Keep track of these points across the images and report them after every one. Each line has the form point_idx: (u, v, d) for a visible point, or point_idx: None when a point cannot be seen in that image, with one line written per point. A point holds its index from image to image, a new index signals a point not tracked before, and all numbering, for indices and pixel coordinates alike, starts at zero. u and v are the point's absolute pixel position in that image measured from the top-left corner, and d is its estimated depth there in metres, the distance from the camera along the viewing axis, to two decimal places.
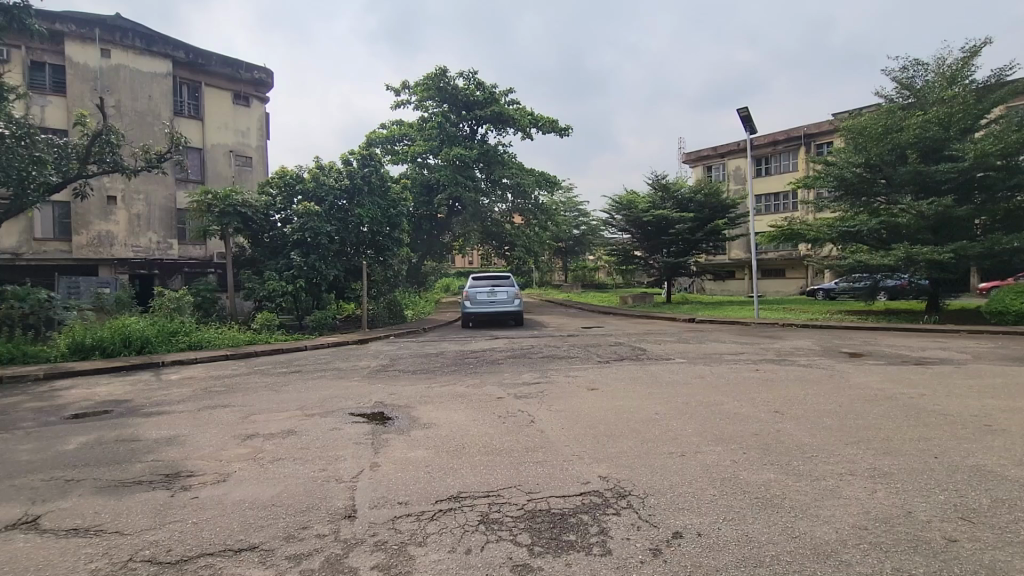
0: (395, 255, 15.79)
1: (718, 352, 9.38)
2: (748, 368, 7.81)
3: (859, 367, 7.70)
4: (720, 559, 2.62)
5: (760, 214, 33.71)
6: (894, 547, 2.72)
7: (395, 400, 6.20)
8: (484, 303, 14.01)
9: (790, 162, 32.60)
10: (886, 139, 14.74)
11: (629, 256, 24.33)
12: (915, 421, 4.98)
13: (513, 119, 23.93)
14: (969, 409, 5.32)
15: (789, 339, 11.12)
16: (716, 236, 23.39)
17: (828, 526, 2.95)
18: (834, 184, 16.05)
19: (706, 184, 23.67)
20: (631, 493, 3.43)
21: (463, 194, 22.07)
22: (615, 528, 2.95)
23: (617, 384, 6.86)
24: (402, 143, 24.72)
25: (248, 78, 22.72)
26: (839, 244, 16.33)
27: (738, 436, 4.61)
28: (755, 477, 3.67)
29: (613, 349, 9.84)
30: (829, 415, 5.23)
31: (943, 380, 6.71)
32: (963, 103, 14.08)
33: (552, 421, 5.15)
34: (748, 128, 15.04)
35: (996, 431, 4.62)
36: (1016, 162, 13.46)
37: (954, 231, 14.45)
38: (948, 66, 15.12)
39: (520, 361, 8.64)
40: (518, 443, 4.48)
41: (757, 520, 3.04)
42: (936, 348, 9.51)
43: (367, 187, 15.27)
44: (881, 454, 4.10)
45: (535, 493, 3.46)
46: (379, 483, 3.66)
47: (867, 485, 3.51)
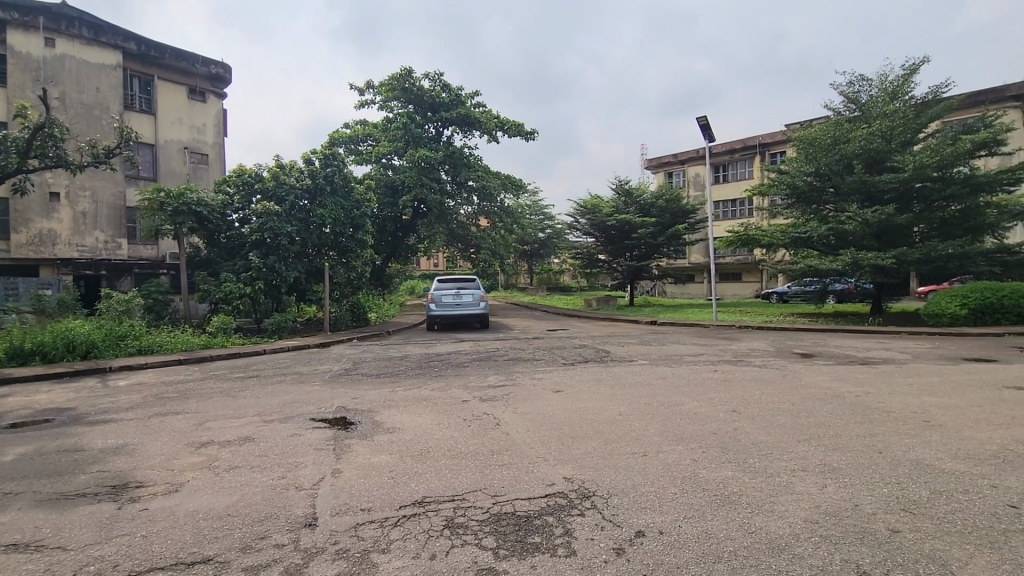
0: (358, 257, 15.54)
1: (678, 354, 9.63)
2: (707, 369, 8.04)
3: (809, 368, 8.04)
4: (681, 556, 2.70)
5: (718, 219, 34.86)
6: (842, 539, 2.86)
7: (358, 405, 6.09)
8: (449, 305, 13.93)
9: (747, 170, 33.79)
10: (834, 150, 15.49)
11: (593, 260, 24.96)
12: (861, 418, 5.24)
13: (479, 122, 23.89)
14: (908, 407, 5.64)
15: (745, 341, 11.52)
16: (677, 241, 24.00)
17: (782, 521, 3.08)
18: (786, 192, 16.80)
19: (667, 189, 24.21)
20: (596, 494, 3.48)
21: (429, 196, 21.82)
22: (580, 529, 2.99)
23: (582, 386, 6.93)
24: (366, 144, 24.41)
25: (205, 73, 21.96)
26: (791, 249, 17.05)
27: (698, 435, 4.74)
28: (714, 474, 3.79)
29: (577, 352, 9.94)
30: (783, 414, 5.44)
31: (886, 379, 7.07)
32: (903, 118, 14.96)
33: (517, 424, 5.16)
34: (707, 136, 15.52)
35: (934, 427, 4.91)
36: (951, 174, 14.38)
37: (896, 238, 15.30)
38: (890, 82, 16.00)
39: (485, 364, 8.63)
40: (483, 446, 4.49)
41: (716, 517, 3.13)
42: (880, 348, 10.04)
43: (330, 187, 14.93)
44: (830, 451, 4.30)
45: (500, 495, 3.47)
46: (341, 490, 3.59)
47: (818, 480, 3.67)
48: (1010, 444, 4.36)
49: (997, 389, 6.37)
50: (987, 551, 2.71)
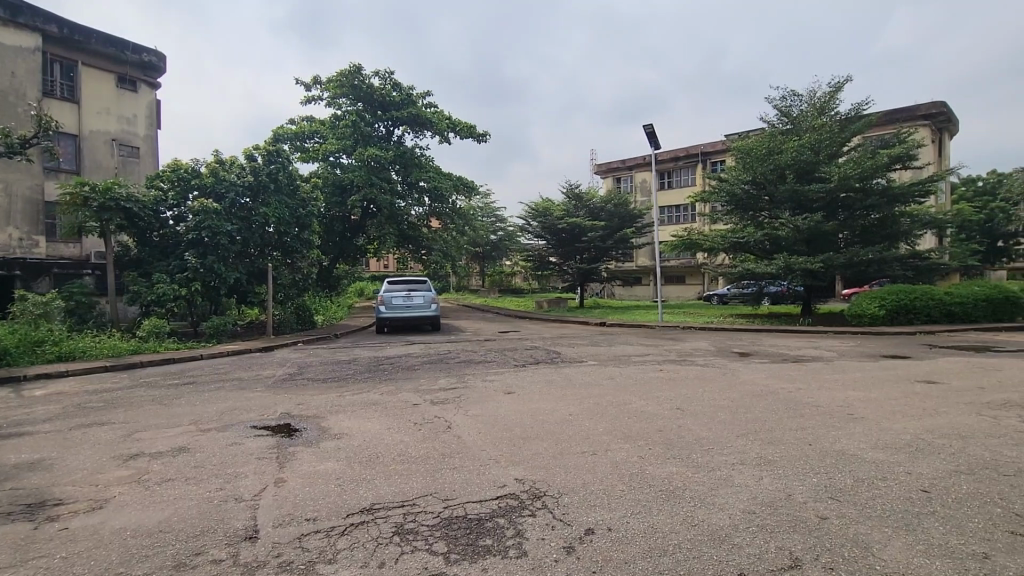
0: (304, 258, 15.06)
1: (626, 354, 9.88)
2: (653, 369, 8.30)
3: (747, 366, 8.45)
4: (628, 551, 2.77)
5: (663, 224, 36.12)
6: (777, 528, 3.03)
7: (304, 411, 5.88)
8: (400, 307, 13.70)
9: (690, 177, 35.22)
10: (769, 159, 16.38)
11: (544, 262, 25.34)
12: (793, 412, 5.57)
13: (430, 122, 23.60)
14: (834, 401, 6.05)
15: (688, 341, 11.99)
16: (626, 244, 24.61)
17: (723, 513, 3.22)
18: (726, 199, 17.65)
19: (616, 194, 24.78)
20: (546, 494, 3.53)
21: (379, 195, 21.38)
22: (531, 529, 3.02)
23: (532, 387, 6.99)
24: (313, 141, 23.78)
25: (137, 60, 20.64)
26: (730, 253, 17.87)
27: (644, 433, 4.90)
28: (658, 471, 3.93)
29: (528, 353, 10.00)
30: (723, 410, 5.70)
31: (814, 376, 7.55)
32: (829, 132, 16.04)
33: (468, 427, 5.14)
34: (653, 143, 16.04)
35: (857, 419, 5.29)
36: (871, 185, 15.54)
37: (823, 244, 16.37)
38: (818, 98, 17.07)
39: (437, 367, 8.56)
40: (433, 450, 4.45)
41: (662, 512, 3.24)
42: (810, 347, 10.71)
43: (274, 184, 14.33)
44: (766, 444, 4.55)
45: (451, 499, 3.45)
46: (284, 500, 3.46)
47: (756, 473, 3.87)
48: (921, 433, 4.76)
49: (909, 383, 6.96)
50: (903, 533, 2.95)
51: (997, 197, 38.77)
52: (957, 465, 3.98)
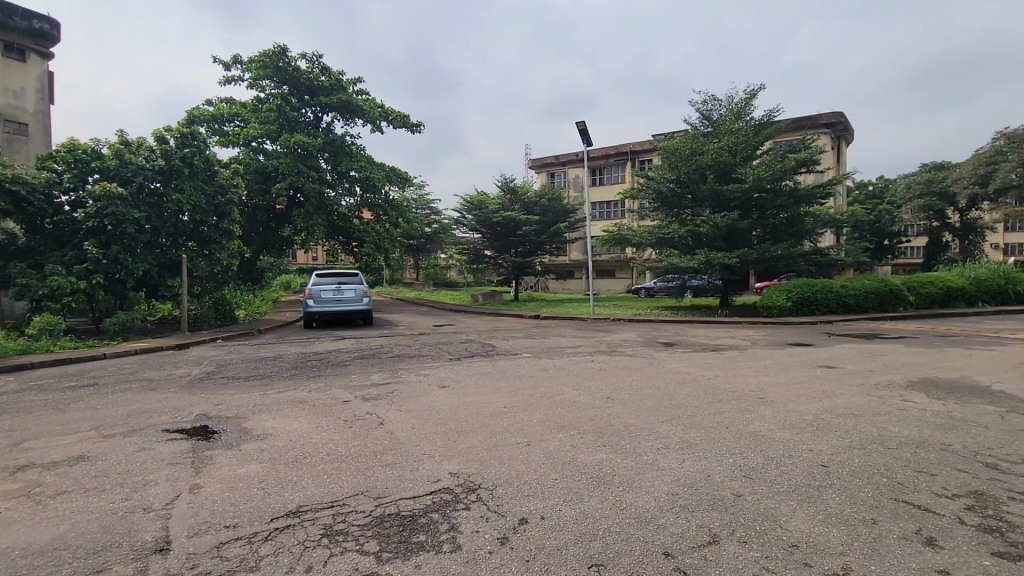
0: (223, 249, 14.17)
1: (559, 346, 10.09)
2: (585, 360, 8.54)
3: (670, 355, 8.92)
4: (561, 538, 2.85)
5: (594, 219, 37.20)
6: (697, 507, 3.23)
7: (223, 411, 5.55)
8: (329, 301, 13.19)
9: (620, 174, 36.50)
10: (692, 160, 17.30)
11: (479, 256, 25.32)
12: (711, 398, 5.95)
13: (361, 110, 22.76)
14: (747, 386, 6.52)
15: (618, 332, 12.45)
16: (559, 239, 25.07)
17: (648, 496, 3.39)
18: (652, 197, 18.50)
19: (549, 189, 25.27)
20: (481, 486, 3.55)
21: (306, 184, 20.40)
22: (465, 522, 3.03)
23: (467, 380, 6.99)
24: (233, 124, 22.36)
25: (25, 27, 18.37)
26: (657, 248, 18.72)
27: (576, 422, 5.03)
28: (590, 458, 4.06)
29: (463, 347, 9.98)
30: (649, 398, 5.99)
31: (731, 363, 8.09)
32: (745, 136, 17.12)
33: (401, 422, 5.06)
34: (585, 140, 16.42)
35: (767, 402, 5.74)
36: (781, 186, 16.78)
37: (740, 240, 17.51)
38: (735, 103, 18.11)
39: (368, 362, 8.34)
40: (365, 447, 4.33)
41: (593, 498, 3.36)
42: (727, 336, 11.45)
43: (189, 169, 13.31)
44: (687, 428, 4.82)
45: (384, 497, 3.38)
46: (200, 507, 3.25)
47: (679, 456, 4.11)
48: (821, 414, 5.24)
49: (812, 368, 7.63)
50: (806, 505, 3.25)
51: (884, 200, 43.38)
52: (851, 441, 4.42)
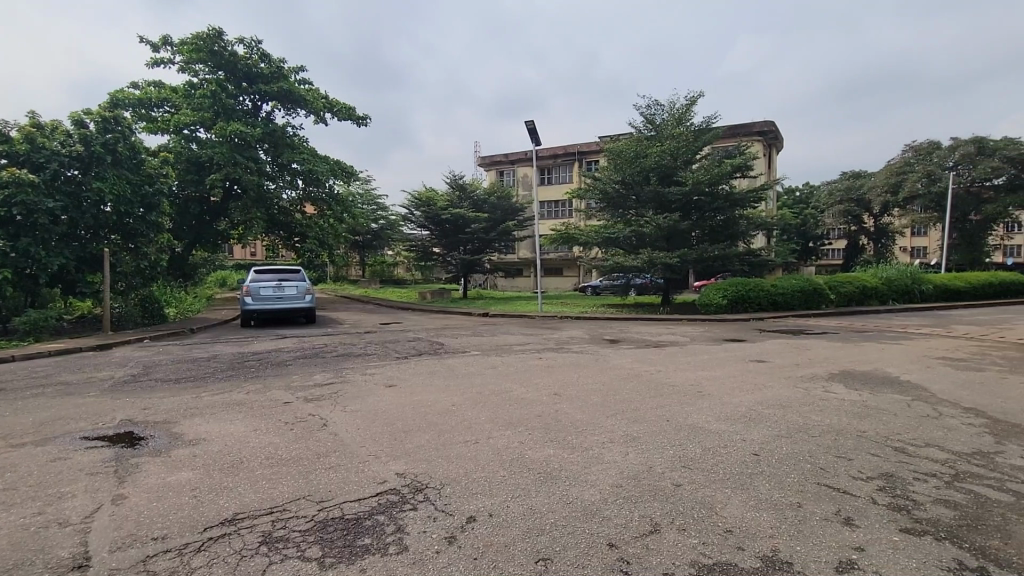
0: (151, 243, 13.26)
1: (508, 344, 10.16)
2: (533, 357, 8.65)
3: (615, 352, 9.18)
4: (508, 534, 2.88)
5: (542, 218, 37.64)
6: (640, 498, 3.35)
7: (152, 416, 5.21)
8: (269, 299, 12.64)
9: (568, 174, 37.15)
10: (636, 162, 17.88)
11: (427, 253, 25.03)
12: (653, 392, 6.18)
13: (304, 100, 21.90)
14: (687, 381, 6.82)
15: (565, 330, 12.66)
16: (508, 237, 25.15)
17: (593, 489, 3.48)
18: (599, 197, 18.97)
19: (498, 187, 25.35)
20: (429, 486, 3.53)
21: (243, 175, 19.39)
22: (412, 523, 3.00)
23: (414, 379, 6.90)
24: (162, 110, 21.01)
25: None
26: (603, 248, 19.20)
27: (524, 419, 5.09)
28: (538, 454, 4.12)
29: (410, 345, 9.84)
30: (595, 393, 6.15)
31: (671, 359, 8.42)
32: (686, 141, 17.82)
33: (346, 423, 4.94)
34: (534, 140, 16.57)
35: (704, 396, 6.03)
36: (718, 190, 17.59)
37: (680, 241, 18.23)
38: (677, 109, 18.75)
39: (311, 362, 8.07)
40: (308, 450, 4.19)
41: (540, 493, 3.41)
42: (669, 333, 11.91)
43: (112, 157, 12.35)
44: (631, 422, 4.99)
45: (327, 501, 3.29)
46: (124, 519, 3.04)
47: (623, 449, 4.24)
48: (753, 405, 5.57)
49: (745, 362, 8.06)
50: (740, 492, 3.44)
51: (809, 205, 46.47)
52: (780, 430, 4.72)
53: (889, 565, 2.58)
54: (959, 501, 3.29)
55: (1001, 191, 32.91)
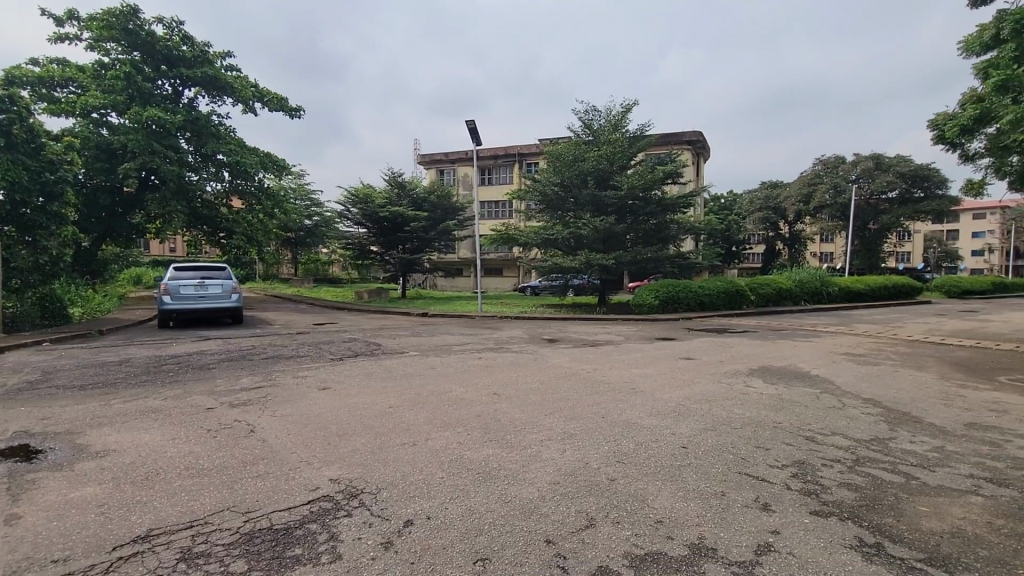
0: (52, 235, 12.01)
1: (447, 344, 10.09)
2: (472, 357, 8.65)
3: (554, 351, 9.35)
4: (446, 537, 2.87)
5: (482, 219, 37.68)
6: (576, 493, 3.44)
7: (53, 426, 4.74)
8: (189, 298, 11.79)
9: (508, 175, 37.42)
10: (574, 166, 18.33)
11: (364, 251, 24.31)
12: (590, 390, 6.36)
13: (231, 87, 20.63)
14: (621, 379, 7.06)
15: (504, 330, 12.73)
16: (448, 236, 24.92)
17: (531, 487, 3.54)
18: (538, 198, 19.27)
19: (438, 186, 25.09)
20: (364, 491, 3.44)
21: (162, 165, 17.97)
22: (345, 530, 2.92)
23: (350, 381, 6.69)
24: (67, 91, 19.19)
25: None
26: (542, 249, 19.50)
27: (463, 419, 5.09)
28: (477, 454, 4.12)
29: (346, 346, 9.53)
30: (534, 392, 6.24)
31: (607, 357, 8.70)
32: (621, 146, 18.41)
33: (276, 429, 4.72)
34: (474, 139, 16.51)
35: (637, 392, 6.27)
36: (651, 195, 18.33)
37: (615, 243, 18.84)
38: (613, 115, 19.34)
39: (238, 365, 7.64)
40: (233, 459, 3.97)
41: (478, 493, 3.42)
42: (605, 333, 12.26)
43: (4, 139, 11.05)
44: (568, 420, 5.10)
45: (253, 511, 3.13)
46: (16, 542, 2.74)
47: (560, 446, 4.33)
48: (682, 401, 5.86)
49: (675, 360, 8.46)
50: (669, 484, 3.60)
51: (733, 211, 49.48)
52: (706, 424, 4.99)
53: (800, 545, 2.80)
54: (859, 484, 3.62)
55: (895, 203, 36.54)
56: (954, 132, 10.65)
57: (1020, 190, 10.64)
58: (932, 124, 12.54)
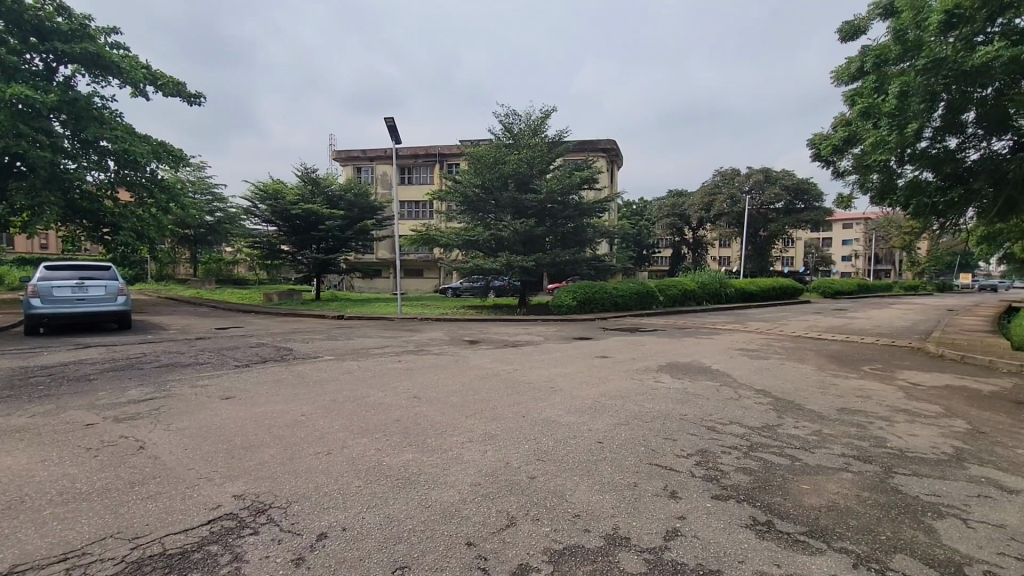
0: None
1: (364, 347, 9.76)
2: (392, 360, 8.46)
3: (474, 352, 9.37)
4: (363, 548, 2.77)
5: (402, 219, 36.93)
6: (497, 494, 3.47)
7: None
8: (64, 301, 10.44)
9: (428, 175, 36.99)
10: (495, 168, 18.49)
11: (274, 250, 22.89)
12: (510, 390, 6.44)
13: (118, 68, 18.58)
14: (541, 378, 7.19)
15: (425, 332, 12.56)
16: (365, 236, 24.10)
17: (452, 490, 3.51)
18: (459, 200, 19.22)
19: (355, 183, 24.14)
20: (272, 506, 3.23)
21: (29, 149, 15.72)
22: (251, 549, 2.73)
23: (256, 389, 6.25)
24: None
25: None
26: (463, 250, 19.48)
27: (382, 424, 4.96)
28: (396, 460, 4.02)
29: (253, 352, 8.92)
30: (454, 394, 6.21)
31: (527, 358, 8.85)
32: (541, 151, 18.79)
33: (172, 444, 4.31)
34: (393, 137, 16.12)
35: (556, 391, 6.44)
36: (568, 199, 18.86)
37: (535, 245, 19.21)
38: (533, 120, 19.69)
39: (126, 375, 6.90)
40: (117, 480, 3.57)
41: (397, 500, 3.34)
42: (525, 333, 12.47)
43: None
44: (488, 421, 5.12)
45: (143, 536, 2.84)
46: None
47: (481, 447, 4.34)
48: (598, 397, 6.09)
49: (592, 358, 8.80)
50: (586, 479, 3.73)
51: (644, 217, 52.35)
52: (619, 419, 5.24)
53: (703, 529, 3.01)
54: (752, 468, 3.98)
55: (782, 213, 40.53)
56: (828, 151, 11.96)
57: (880, 204, 12.16)
58: (811, 143, 13.98)
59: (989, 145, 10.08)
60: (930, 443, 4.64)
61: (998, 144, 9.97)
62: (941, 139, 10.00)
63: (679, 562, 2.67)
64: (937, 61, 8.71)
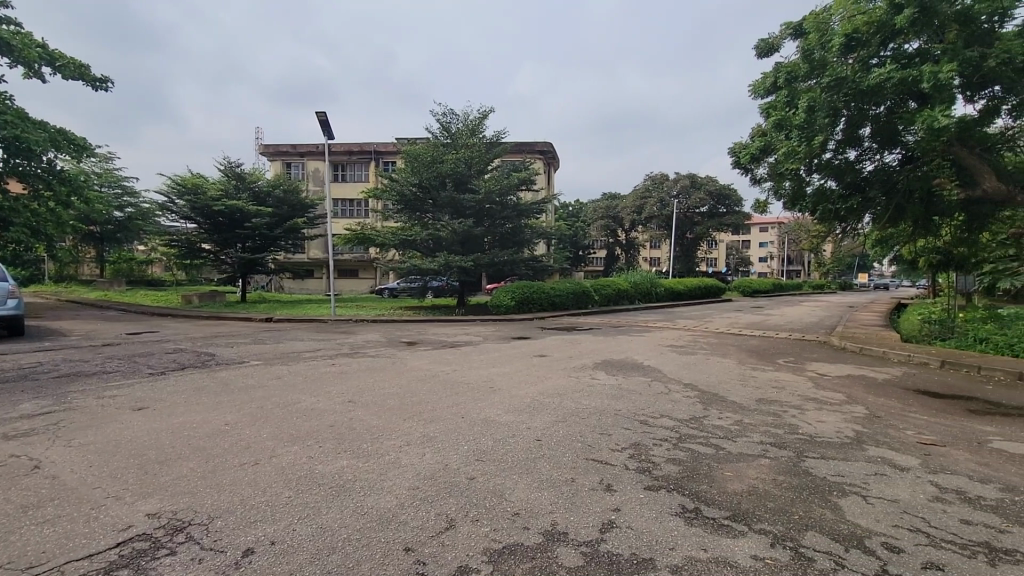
0: None
1: (295, 351, 9.34)
2: (325, 363, 8.15)
3: (412, 354, 9.21)
4: (294, 561, 2.65)
5: (335, 217, 35.73)
6: (436, 497, 3.43)
7: None
8: None
9: (363, 173, 36.01)
10: (432, 167, 18.30)
11: (195, 249, 21.42)
12: (449, 391, 6.39)
13: (7, 45, 16.65)
14: (479, 378, 7.19)
15: (360, 334, 12.20)
16: (296, 236, 23.01)
17: (388, 496, 3.43)
18: (395, 198, 18.86)
19: (284, 179, 22.85)
20: (192, 523, 3.02)
21: None
22: (167, 571, 2.54)
23: (173, 399, 5.80)
24: None
25: None
26: (400, 250, 19.10)
27: (315, 431, 4.76)
28: (329, 467, 3.88)
29: (169, 358, 8.28)
30: (391, 397, 6.07)
31: (466, 358, 8.82)
32: (478, 151, 18.77)
33: (75, 461, 3.92)
34: (325, 133, 15.53)
35: (494, 391, 6.46)
36: (506, 200, 18.93)
37: (473, 245, 19.14)
38: (471, 120, 19.57)
39: (19, 387, 6.20)
40: (8, 504, 3.20)
41: (331, 509, 3.22)
42: (464, 334, 12.42)
43: None
44: (426, 423, 5.06)
45: (40, 565, 2.57)
46: None
47: (419, 451, 4.27)
48: (536, 396, 6.18)
49: (530, 358, 8.90)
50: (524, 477, 3.76)
51: (579, 219, 53.73)
52: (557, 416, 5.33)
53: (636, 520, 3.12)
54: (681, 458, 4.19)
55: (706, 216, 42.90)
56: (747, 159, 12.73)
57: (792, 210, 13.06)
58: (732, 152, 14.82)
59: (882, 157, 11.14)
60: (835, 428, 5.08)
61: (889, 157, 11.04)
62: (843, 151, 10.93)
63: (614, 554, 2.75)
64: (838, 80, 9.58)
